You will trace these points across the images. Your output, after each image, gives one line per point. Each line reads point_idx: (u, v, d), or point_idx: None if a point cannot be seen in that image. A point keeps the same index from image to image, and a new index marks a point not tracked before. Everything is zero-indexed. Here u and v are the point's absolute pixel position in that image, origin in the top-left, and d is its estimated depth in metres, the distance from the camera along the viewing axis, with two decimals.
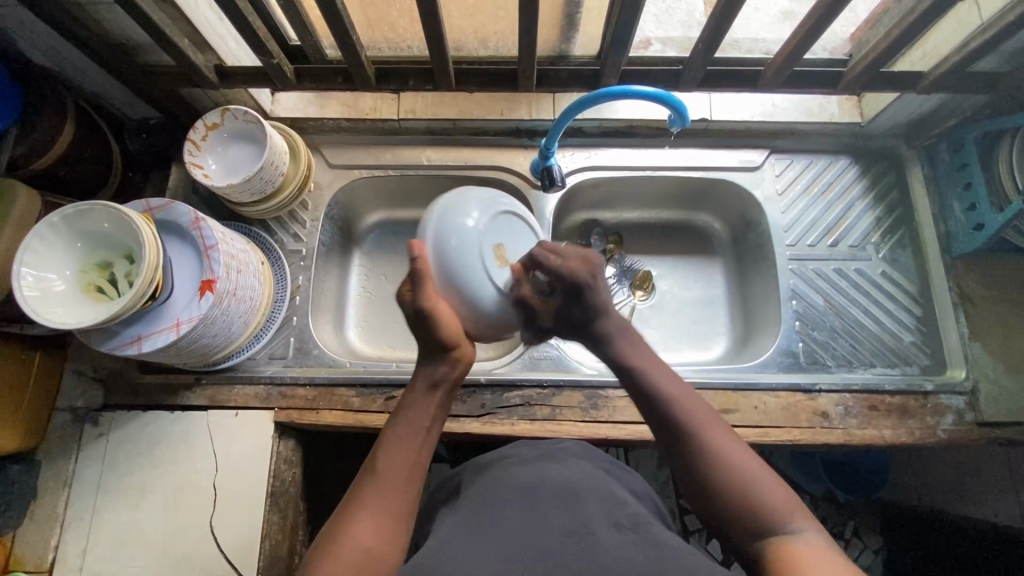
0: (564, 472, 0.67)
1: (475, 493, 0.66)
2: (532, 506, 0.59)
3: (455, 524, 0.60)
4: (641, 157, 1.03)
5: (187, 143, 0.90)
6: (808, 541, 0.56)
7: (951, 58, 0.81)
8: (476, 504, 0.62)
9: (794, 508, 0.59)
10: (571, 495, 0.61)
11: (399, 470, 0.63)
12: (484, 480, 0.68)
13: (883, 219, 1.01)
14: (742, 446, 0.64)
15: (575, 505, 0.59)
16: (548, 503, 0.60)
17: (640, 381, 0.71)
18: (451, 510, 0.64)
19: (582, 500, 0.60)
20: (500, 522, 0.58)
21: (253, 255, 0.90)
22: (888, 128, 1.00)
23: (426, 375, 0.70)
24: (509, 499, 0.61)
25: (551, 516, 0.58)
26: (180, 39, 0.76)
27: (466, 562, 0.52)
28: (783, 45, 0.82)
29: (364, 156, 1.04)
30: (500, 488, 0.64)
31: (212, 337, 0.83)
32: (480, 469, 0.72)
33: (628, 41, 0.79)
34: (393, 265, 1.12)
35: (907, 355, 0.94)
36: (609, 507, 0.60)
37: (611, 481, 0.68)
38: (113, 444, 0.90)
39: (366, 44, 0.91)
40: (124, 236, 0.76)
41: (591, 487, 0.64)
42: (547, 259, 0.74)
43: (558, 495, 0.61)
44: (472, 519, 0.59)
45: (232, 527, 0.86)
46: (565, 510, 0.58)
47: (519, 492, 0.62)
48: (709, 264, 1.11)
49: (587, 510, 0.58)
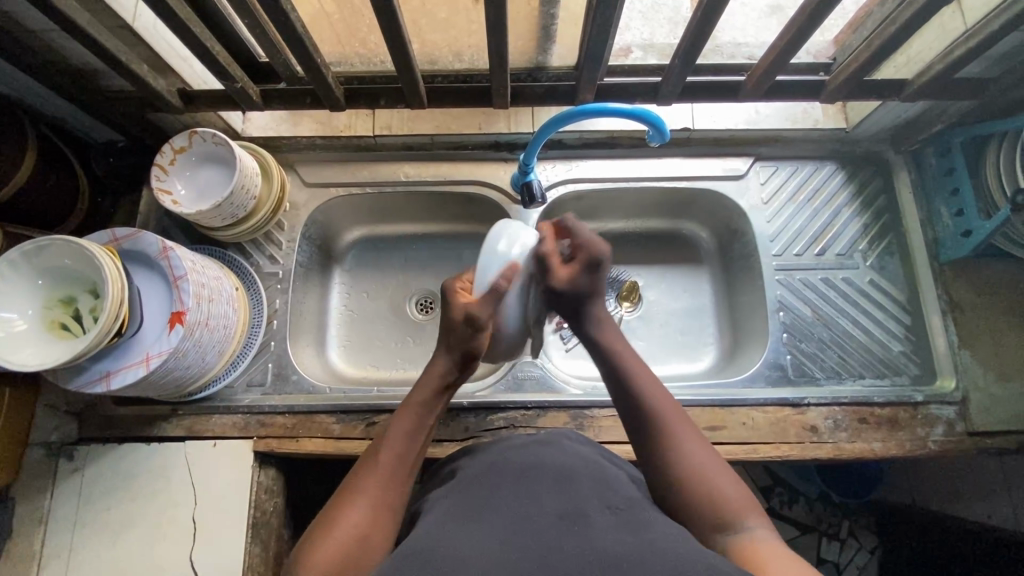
0: (560, 454, 0.65)
1: (469, 477, 0.64)
2: (524, 491, 0.57)
3: (442, 511, 0.58)
4: (623, 168, 1.01)
5: (155, 167, 0.87)
6: (761, 543, 0.54)
7: (936, 65, 0.79)
8: (468, 486, 0.61)
9: (747, 507, 0.57)
10: (565, 479, 0.59)
11: (393, 456, 0.62)
12: (477, 465, 0.66)
13: (870, 225, 0.99)
14: (708, 447, 0.63)
15: (569, 491, 0.57)
16: (538, 487, 0.58)
17: (613, 365, 0.71)
18: (444, 489, 0.63)
19: (575, 483, 0.59)
20: (490, 506, 0.56)
21: (226, 280, 0.87)
22: (874, 133, 0.99)
23: (427, 373, 0.71)
24: (500, 485, 0.59)
25: (540, 499, 0.56)
26: (139, 65, 0.74)
27: (455, 545, 0.50)
28: (765, 55, 0.80)
29: (341, 174, 1.02)
30: (491, 474, 0.62)
31: (185, 369, 0.81)
32: (476, 452, 0.71)
33: (603, 55, 0.76)
34: (375, 282, 1.10)
35: (896, 365, 0.93)
36: (604, 491, 0.58)
37: (603, 462, 0.66)
38: (89, 479, 0.87)
39: (337, 61, 0.88)
40: (88, 271, 0.73)
41: (586, 470, 0.62)
42: (578, 228, 0.75)
43: (552, 480, 0.59)
44: (460, 506, 0.57)
45: (213, 559, 0.84)
46: (557, 494, 0.57)
47: (511, 478, 0.60)
48: (696, 274, 1.09)
49: (581, 494, 0.57)
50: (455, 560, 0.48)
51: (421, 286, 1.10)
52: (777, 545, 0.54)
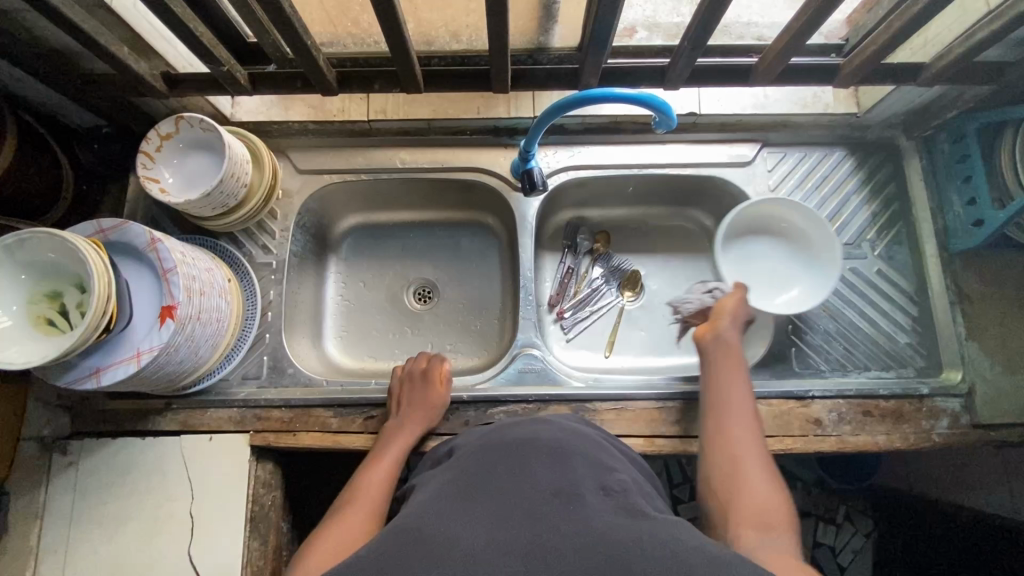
0: (557, 431, 0.64)
1: (462, 454, 0.62)
2: (520, 467, 0.56)
3: (438, 486, 0.56)
4: (626, 154, 0.98)
5: (140, 155, 0.84)
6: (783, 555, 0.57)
7: (957, 49, 0.75)
8: (462, 462, 0.60)
9: (780, 525, 0.61)
10: (563, 456, 0.58)
11: (372, 492, 0.74)
12: (471, 442, 0.65)
13: (879, 214, 0.97)
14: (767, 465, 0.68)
15: (565, 468, 0.56)
16: (533, 463, 0.56)
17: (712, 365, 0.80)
18: (436, 469, 0.62)
19: (571, 461, 0.57)
20: (485, 481, 0.55)
21: (218, 272, 0.85)
22: (886, 118, 0.96)
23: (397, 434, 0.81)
24: (494, 460, 0.57)
25: (535, 475, 0.55)
26: (118, 47, 0.70)
27: (449, 526, 0.49)
28: (778, 37, 0.76)
29: (335, 160, 0.99)
30: (487, 449, 0.61)
31: (176, 364, 0.79)
32: (469, 433, 0.70)
33: (608, 38, 0.72)
34: (372, 272, 1.08)
35: (902, 357, 0.92)
36: (599, 474, 0.57)
37: (598, 444, 0.65)
38: (84, 473, 0.86)
39: (329, 42, 0.85)
40: (73, 264, 0.71)
41: (583, 449, 0.61)
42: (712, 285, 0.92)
43: (549, 456, 0.58)
44: (456, 480, 0.56)
45: (212, 554, 0.83)
46: (553, 470, 0.55)
47: (505, 452, 0.58)
48: (699, 262, 1.07)
49: (576, 473, 0.55)
50: (447, 545, 0.47)
51: (418, 274, 1.08)
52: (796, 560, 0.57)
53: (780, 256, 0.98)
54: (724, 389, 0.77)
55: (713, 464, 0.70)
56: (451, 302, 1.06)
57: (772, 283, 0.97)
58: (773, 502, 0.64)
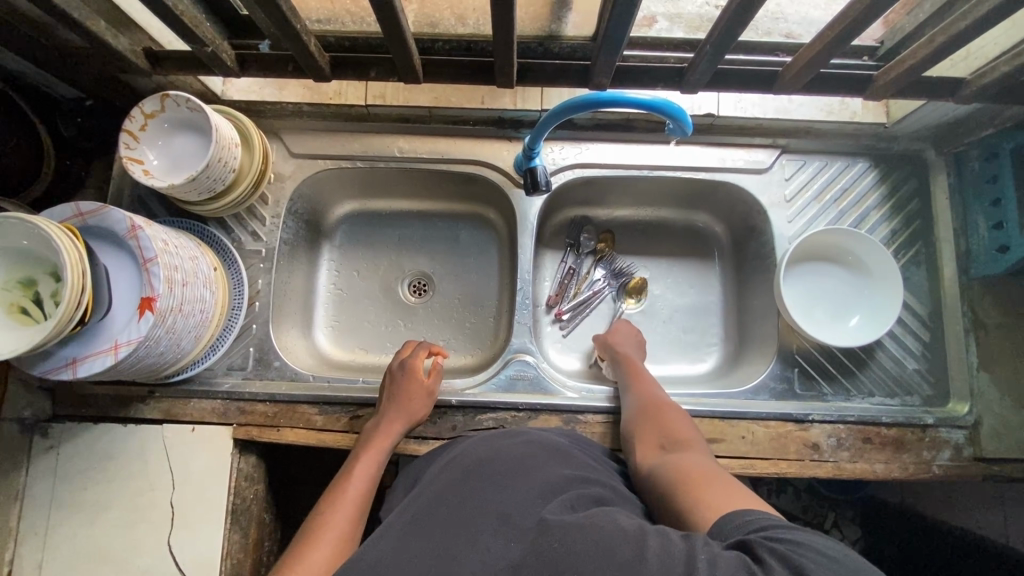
0: (520, 447, 0.67)
1: (430, 476, 0.66)
2: (472, 489, 0.59)
3: (401, 512, 0.59)
4: (636, 154, 0.93)
5: (123, 134, 0.79)
6: (697, 460, 0.67)
7: (1002, 66, 0.69)
8: (429, 484, 0.63)
9: (693, 444, 0.72)
10: (519, 475, 0.61)
11: (348, 502, 0.71)
12: (442, 465, 0.67)
13: (899, 232, 0.91)
14: (675, 403, 0.80)
15: (518, 485, 0.59)
16: (485, 483, 0.59)
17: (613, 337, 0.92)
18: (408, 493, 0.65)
19: (530, 481, 0.60)
20: (441, 505, 0.57)
21: (203, 260, 0.81)
22: (916, 129, 0.90)
23: (376, 431, 0.79)
24: (455, 483, 0.60)
25: (485, 495, 0.58)
26: (94, 21, 0.66)
27: (403, 553, 0.53)
28: (807, 46, 0.71)
29: (330, 145, 0.94)
30: (454, 471, 0.63)
31: (158, 355, 0.76)
32: (450, 450, 0.73)
33: (622, 39, 0.67)
34: (366, 261, 1.04)
35: (909, 384, 0.87)
36: (550, 490, 0.59)
37: (563, 458, 0.67)
38: (65, 458, 0.85)
39: (327, 22, 0.80)
40: (48, 251, 0.67)
41: (546, 469, 0.63)
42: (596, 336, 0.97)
43: (505, 472, 0.61)
44: (418, 507, 0.58)
45: (193, 545, 0.82)
46: (504, 491, 0.58)
47: (467, 474, 0.61)
48: (705, 269, 1.03)
49: (529, 497, 0.57)
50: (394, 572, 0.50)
51: (415, 267, 1.04)
52: (710, 462, 0.67)
53: (843, 279, 0.92)
54: (622, 355, 0.88)
55: (632, 417, 0.79)
56: (447, 297, 1.03)
57: (833, 311, 0.91)
58: (687, 431, 0.74)
